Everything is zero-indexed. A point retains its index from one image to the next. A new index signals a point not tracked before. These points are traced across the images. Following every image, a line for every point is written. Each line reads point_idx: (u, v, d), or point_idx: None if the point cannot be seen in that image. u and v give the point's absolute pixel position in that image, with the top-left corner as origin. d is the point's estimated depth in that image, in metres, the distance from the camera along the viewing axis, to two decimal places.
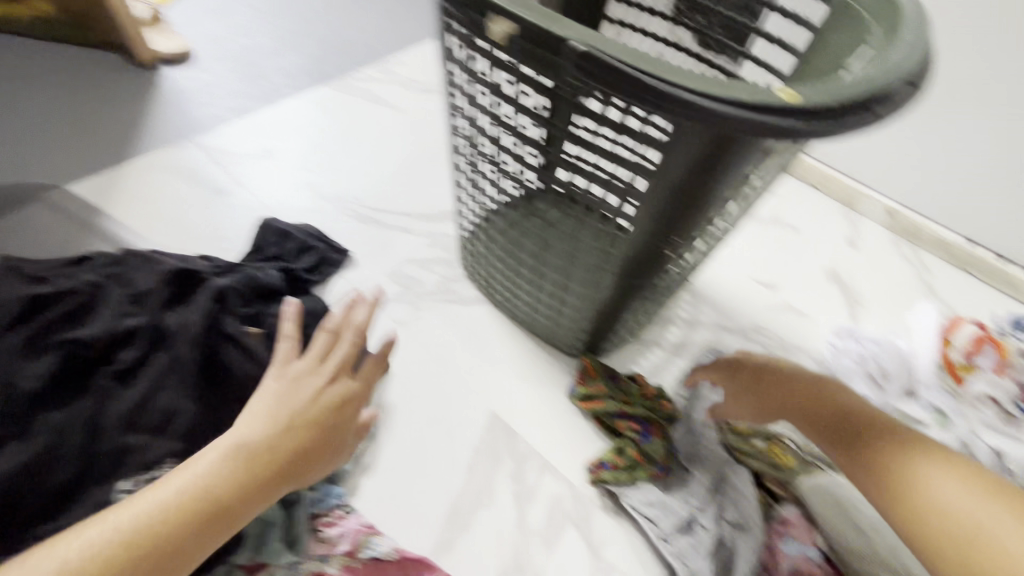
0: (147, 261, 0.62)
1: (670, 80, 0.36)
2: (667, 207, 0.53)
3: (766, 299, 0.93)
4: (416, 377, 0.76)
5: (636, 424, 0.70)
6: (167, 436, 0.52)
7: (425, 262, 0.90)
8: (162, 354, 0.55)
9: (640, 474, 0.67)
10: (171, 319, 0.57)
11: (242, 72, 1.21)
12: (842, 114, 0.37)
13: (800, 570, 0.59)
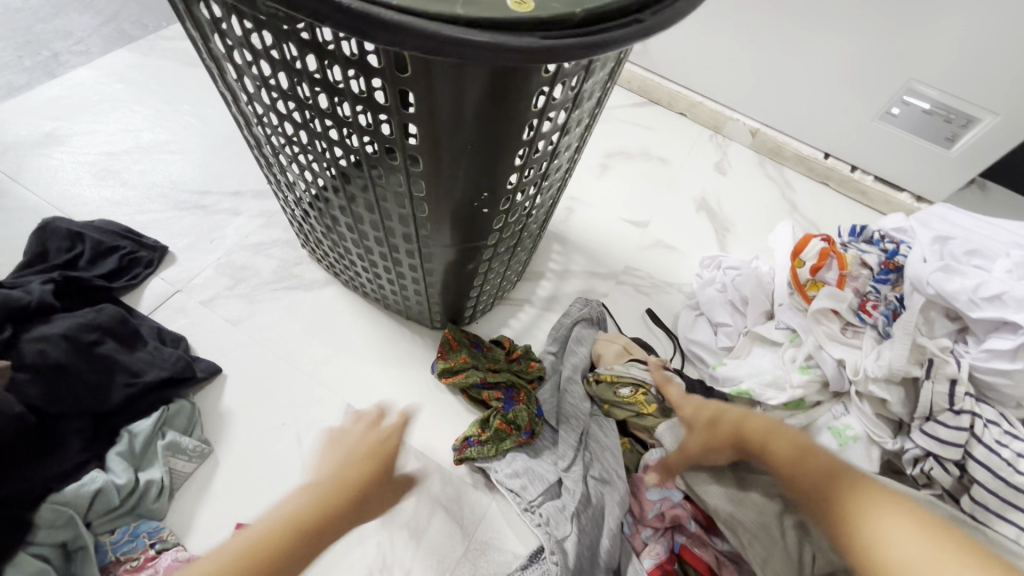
0: None
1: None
2: (461, 160, 0.44)
3: (637, 238, 0.91)
4: (256, 379, 0.67)
5: (500, 392, 0.66)
6: None
7: (260, 247, 0.79)
8: None
9: (506, 445, 0.63)
10: None
11: (11, 40, 0.99)
12: (598, 29, 0.30)
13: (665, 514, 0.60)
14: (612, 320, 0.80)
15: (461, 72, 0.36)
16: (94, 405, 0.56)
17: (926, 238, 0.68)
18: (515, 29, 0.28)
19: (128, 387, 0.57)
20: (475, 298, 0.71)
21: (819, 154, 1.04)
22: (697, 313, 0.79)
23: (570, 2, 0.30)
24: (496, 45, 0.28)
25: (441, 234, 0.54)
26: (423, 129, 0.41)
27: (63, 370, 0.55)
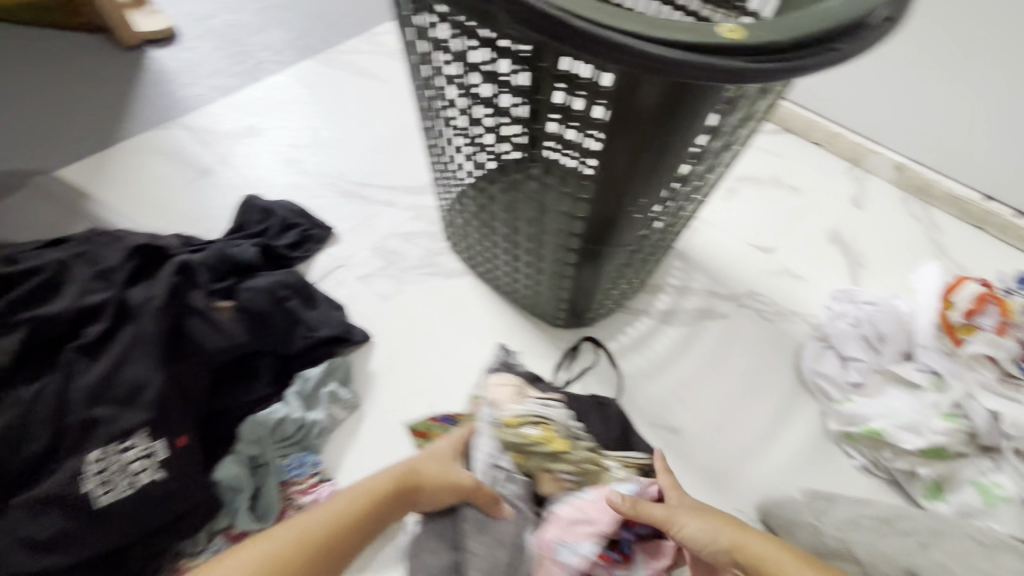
0: (116, 239, 0.58)
1: (604, 22, 0.33)
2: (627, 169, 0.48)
3: (761, 264, 0.90)
4: (400, 351, 0.76)
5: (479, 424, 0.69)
6: (137, 407, 0.49)
7: (409, 236, 0.89)
8: (129, 328, 0.51)
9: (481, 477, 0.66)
10: (136, 294, 0.53)
11: (227, 51, 1.20)
12: (797, 56, 0.34)
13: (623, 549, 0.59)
14: (730, 341, 0.80)
15: (649, 90, 0.41)
16: (280, 348, 0.66)
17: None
18: (726, 53, 0.33)
19: (305, 338, 0.68)
20: (602, 302, 0.75)
21: (976, 195, 0.96)
22: (824, 345, 0.77)
23: (776, 31, 0.33)
24: (708, 66, 0.32)
25: (592, 240, 0.58)
26: (604, 137, 0.46)
27: (262, 317, 0.66)
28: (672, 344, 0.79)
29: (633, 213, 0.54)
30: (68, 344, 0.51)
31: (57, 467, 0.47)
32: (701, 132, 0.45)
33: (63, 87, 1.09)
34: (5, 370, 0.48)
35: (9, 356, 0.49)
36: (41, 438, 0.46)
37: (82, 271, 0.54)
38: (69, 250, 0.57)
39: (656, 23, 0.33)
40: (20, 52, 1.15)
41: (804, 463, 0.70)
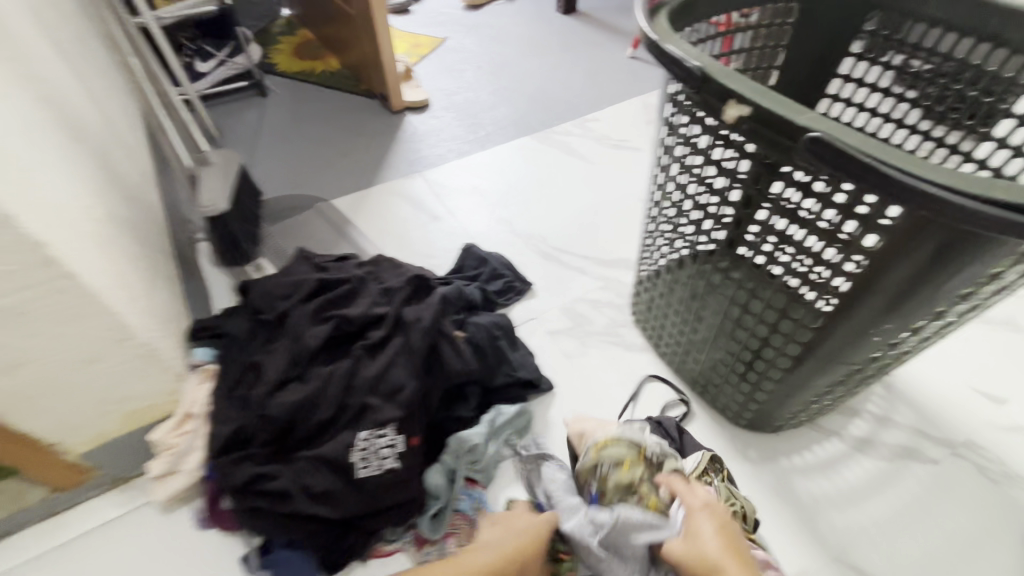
0: (394, 266, 0.74)
1: (907, 170, 0.37)
2: (880, 295, 0.50)
3: (987, 414, 0.79)
4: (578, 408, 0.81)
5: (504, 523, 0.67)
6: (395, 404, 0.60)
7: (597, 304, 0.97)
8: (399, 337, 0.64)
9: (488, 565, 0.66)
10: (409, 312, 0.66)
11: (465, 122, 1.45)
12: None
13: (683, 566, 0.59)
14: (940, 493, 0.72)
15: (929, 232, 0.43)
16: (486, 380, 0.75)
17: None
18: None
19: (508, 375, 0.77)
20: (793, 414, 0.73)
21: None
22: None
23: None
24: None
25: (815, 351, 0.59)
26: (867, 264, 0.48)
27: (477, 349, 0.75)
28: (865, 476, 0.73)
29: (874, 335, 0.54)
30: (356, 340, 0.65)
31: (335, 435, 0.59)
32: (980, 278, 0.45)
33: (345, 136, 1.40)
34: (315, 351, 0.63)
35: (321, 340, 0.63)
36: (330, 409, 0.59)
37: (373, 287, 0.69)
38: (362, 269, 0.73)
39: (972, 180, 0.36)
40: (322, 107, 1.52)
41: None
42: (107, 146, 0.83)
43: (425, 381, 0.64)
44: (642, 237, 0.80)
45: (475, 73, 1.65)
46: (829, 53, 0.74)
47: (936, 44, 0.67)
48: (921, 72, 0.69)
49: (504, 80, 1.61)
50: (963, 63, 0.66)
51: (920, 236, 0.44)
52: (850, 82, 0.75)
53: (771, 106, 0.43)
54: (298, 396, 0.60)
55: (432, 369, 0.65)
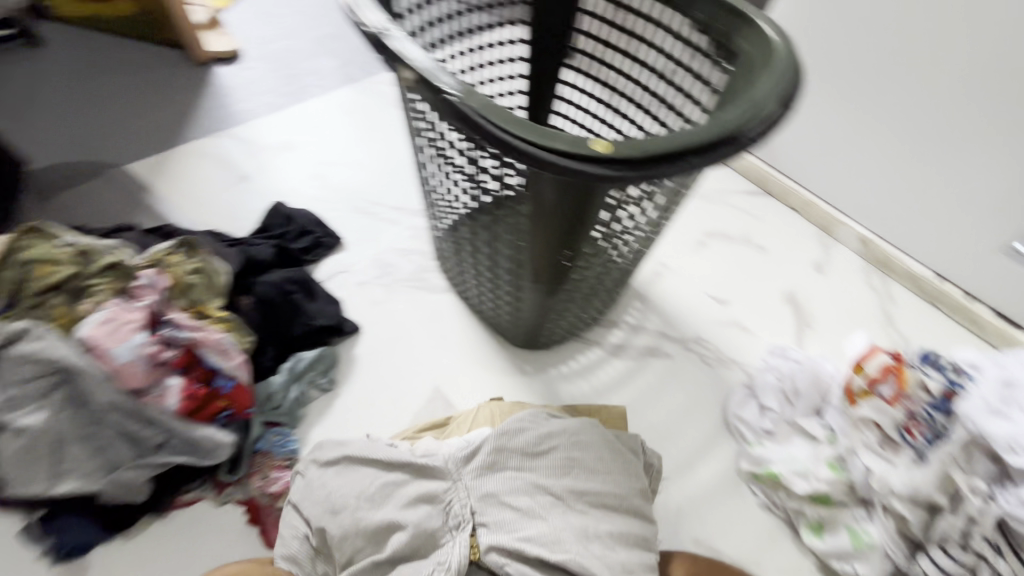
0: (240, 245, 0.89)
1: (497, 123, 0.46)
2: (545, 227, 0.61)
3: (715, 314, 1.01)
4: (379, 351, 0.90)
5: (187, 385, 0.63)
6: (232, 361, 0.66)
7: (406, 251, 1.03)
8: (251, 295, 0.83)
9: (109, 371, 0.59)
10: (268, 283, 0.83)
11: (279, 73, 1.36)
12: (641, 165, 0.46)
13: (137, 356, 0.60)
14: (670, 378, 0.91)
15: (549, 178, 0.53)
16: (285, 335, 0.83)
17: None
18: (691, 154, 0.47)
19: (305, 325, 0.84)
20: (557, 327, 0.87)
21: (932, 275, 1.05)
22: (748, 392, 0.86)
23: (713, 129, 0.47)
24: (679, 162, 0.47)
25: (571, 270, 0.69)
26: (530, 202, 0.59)
27: (276, 305, 0.83)
28: (616, 374, 0.91)
29: (563, 260, 0.67)
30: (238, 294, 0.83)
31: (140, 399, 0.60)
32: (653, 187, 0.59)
33: (136, 92, 1.27)
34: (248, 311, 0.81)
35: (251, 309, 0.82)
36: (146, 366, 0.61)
37: (242, 252, 0.86)
38: (221, 241, 0.87)
39: (640, 144, 0.45)
40: (104, 57, 1.33)
41: (711, 496, 0.79)
42: None
43: (274, 330, 0.83)
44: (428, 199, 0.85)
45: (293, 13, 1.51)
46: (553, 43, 0.87)
47: (632, 26, 0.80)
48: (615, 50, 0.83)
49: (325, 23, 1.50)
50: (645, 43, 0.79)
51: (546, 186, 0.55)
52: (582, 58, 0.88)
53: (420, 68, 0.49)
54: (131, 378, 0.59)
55: (283, 319, 0.83)
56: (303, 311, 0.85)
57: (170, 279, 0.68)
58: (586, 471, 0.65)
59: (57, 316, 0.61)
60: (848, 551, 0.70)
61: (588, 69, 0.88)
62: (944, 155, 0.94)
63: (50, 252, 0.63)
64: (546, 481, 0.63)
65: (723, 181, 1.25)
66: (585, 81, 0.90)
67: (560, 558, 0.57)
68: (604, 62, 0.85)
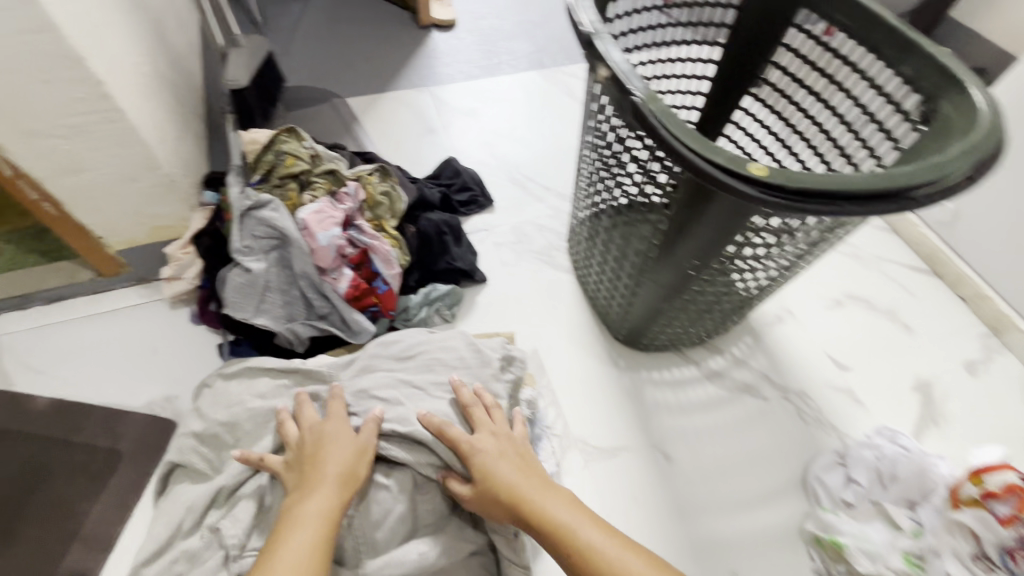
0: (417, 185, 1.05)
1: (670, 129, 0.53)
2: (682, 233, 0.67)
3: (829, 375, 0.96)
4: (498, 305, 1.01)
5: (357, 277, 0.80)
6: (391, 270, 0.82)
7: (544, 228, 1.13)
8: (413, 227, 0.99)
9: (311, 249, 0.76)
10: (429, 221, 0.99)
11: (481, 47, 1.53)
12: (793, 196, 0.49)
13: (333, 243, 0.77)
14: (757, 420, 0.90)
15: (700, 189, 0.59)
16: (429, 267, 0.98)
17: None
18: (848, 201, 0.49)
19: (446, 263, 0.98)
20: (661, 334, 0.91)
21: None
22: (839, 460, 0.82)
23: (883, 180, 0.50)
24: (838, 203, 0.50)
25: (697, 283, 0.74)
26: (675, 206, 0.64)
27: (429, 240, 0.98)
28: (704, 396, 0.92)
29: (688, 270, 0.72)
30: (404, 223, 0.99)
31: (325, 276, 0.78)
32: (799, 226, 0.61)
33: (369, 42, 1.52)
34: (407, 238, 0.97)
35: (411, 237, 0.97)
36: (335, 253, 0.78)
37: (416, 191, 1.02)
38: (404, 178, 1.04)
39: (802, 180, 0.49)
40: (354, 8, 1.60)
41: (765, 544, 0.79)
42: (161, 14, 0.96)
43: (422, 260, 0.98)
44: (579, 189, 0.93)
45: None
46: (743, 69, 0.88)
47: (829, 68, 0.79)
48: (807, 91, 0.82)
49: (533, 11, 1.64)
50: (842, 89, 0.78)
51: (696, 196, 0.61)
52: (764, 86, 0.88)
53: (618, 68, 0.57)
54: (323, 258, 0.77)
55: (431, 253, 0.98)
56: (448, 252, 0.99)
57: (366, 194, 0.85)
58: (446, 367, 0.69)
59: (288, 199, 0.80)
60: None
61: (773, 102, 0.88)
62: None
63: (297, 151, 0.83)
64: (410, 376, 0.68)
65: (886, 247, 1.16)
66: (768, 116, 0.89)
67: (409, 430, 0.62)
68: (788, 96, 0.85)
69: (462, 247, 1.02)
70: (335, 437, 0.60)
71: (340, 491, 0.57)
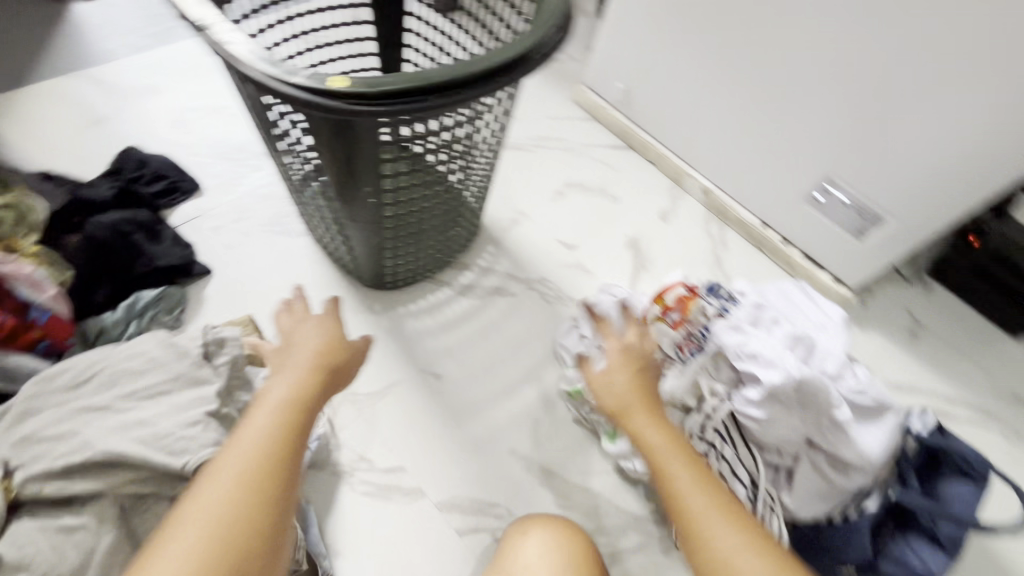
0: (79, 190, 0.91)
1: (247, 60, 0.52)
2: (340, 163, 0.68)
3: (561, 257, 1.10)
4: (230, 292, 0.93)
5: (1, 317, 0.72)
6: (45, 293, 0.76)
7: (266, 197, 1.05)
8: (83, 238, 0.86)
9: None
10: (102, 225, 0.86)
11: (144, 10, 1.30)
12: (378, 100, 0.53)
13: None
14: (510, 314, 1.00)
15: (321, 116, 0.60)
16: (123, 274, 0.86)
17: (838, 317, 0.77)
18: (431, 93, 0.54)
19: (145, 265, 0.88)
20: (397, 267, 0.93)
21: (757, 222, 1.18)
22: (573, 323, 0.96)
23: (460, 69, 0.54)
24: (428, 99, 0.54)
25: (388, 203, 0.76)
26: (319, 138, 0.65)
27: (111, 246, 0.86)
28: (459, 311, 0.99)
29: (370, 198, 0.74)
30: (72, 237, 0.86)
31: None
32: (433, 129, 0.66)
33: None
34: (79, 252, 0.84)
35: (83, 250, 0.85)
36: None
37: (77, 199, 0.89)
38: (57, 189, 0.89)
39: (383, 82, 0.51)
40: None
41: (531, 414, 0.89)
42: None
43: (111, 270, 0.86)
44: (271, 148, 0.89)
45: None
46: None
47: None
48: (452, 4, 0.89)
49: None
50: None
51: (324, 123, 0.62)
52: (418, 6, 0.93)
53: (186, 8, 0.54)
54: None
55: (119, 259, 0.87)
56: (141, 252, 0.88)
57: None
58: (133, 375, 0.64)
59: None
60: (628, 453, 0.81)
61: (432, 19, 0.93)
62: (763, 109, 1.05)
63: None
64: (92, 402, 0.62)
65: (589, 135, 1.33)
66: (432, 33, 0.94)
67: (85, 455, 0.56)
68: (440, 10, 0.91)
69: (162, 241, 0.92)
70: (305, 333, 0.66)
71: (319, 377, 0.61)
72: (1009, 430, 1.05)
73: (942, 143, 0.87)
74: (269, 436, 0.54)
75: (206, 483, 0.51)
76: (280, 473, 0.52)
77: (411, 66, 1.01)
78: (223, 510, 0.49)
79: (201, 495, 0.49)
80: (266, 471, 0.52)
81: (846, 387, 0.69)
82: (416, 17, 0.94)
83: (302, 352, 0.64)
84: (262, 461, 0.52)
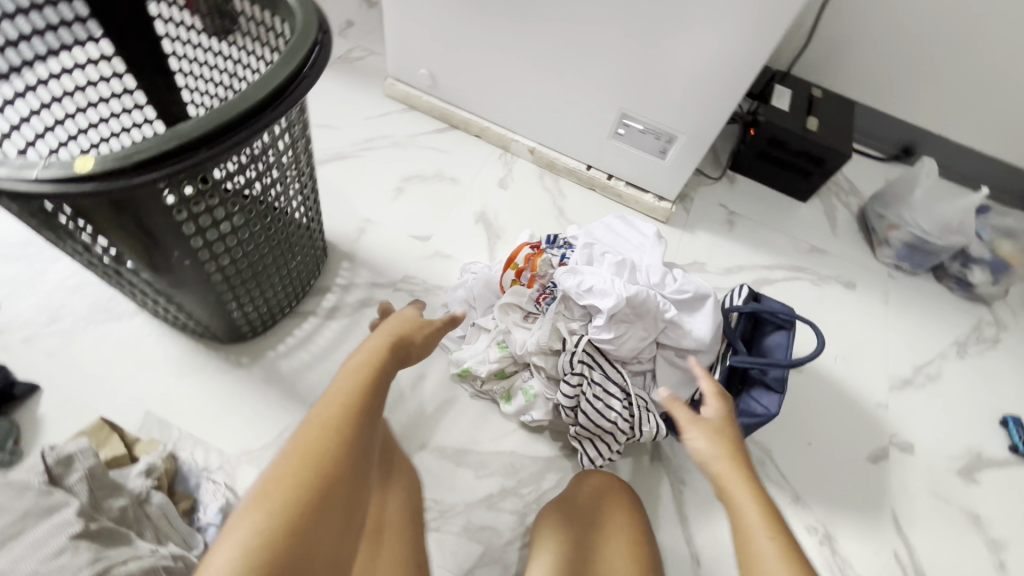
0: None
1: None
2: (136, 240, 0.65)
3: (418, 250, 1.13)
4: (69, 400, 0.84)
5: None
6: None
7: (77, 287, 0.95)
8: None
9: None
10: None
11: None
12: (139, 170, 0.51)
13: None
14: None
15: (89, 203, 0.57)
16: None
17: (652, 234, 0.90)
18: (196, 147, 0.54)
19: None
20: (249, 318, 0.91)
21: (583, 166, 1.30)
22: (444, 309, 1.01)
23: (220, 115, 0.55)
24: (197, 152, 0.54)
25: (208, 258, 0.74)
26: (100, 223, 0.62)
27: None
28: (332, 335, 0.99)
29: (185, 262, 0.72)
30: None
31: None
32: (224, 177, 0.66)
33: None
34: None
35: None
36: None
37: None
38: None
39: (139, 151, 0.51)
40: None
41: (430, 406, 0.93)
42: None
43: None
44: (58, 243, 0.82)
45: None
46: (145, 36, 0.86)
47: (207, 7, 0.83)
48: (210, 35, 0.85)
49: None
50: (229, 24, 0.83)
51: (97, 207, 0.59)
52: (177, 46, 0.88)
53: None
54: None
55: None
56: None
57: None
58: None
59: None
60: (523, 407, 0.88)
61: (197, 55, 0.88)
62: (551, 64, 1.13)
63: None
64: None
65: (412, 126, 1.35)
66: (202, 69, 0.90)
67: None
68: (201, 45, 0.86)
69: None
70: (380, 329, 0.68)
71: (372, 377, 0.57)
72: (816, 275, 1.28)
73: (695, 66, 1.00)
74: (324, 433, 0.48)
75: (265, 474, 0.45)
76: (341, 457, 0.47)
77: (194, 107, 0.96)
78: (275, 495, 0.43)
79: (252, 497, 0.44)
80: (328, 453, 0.47)
81: (670, 291, 0.82)
82: (179, 57, 0.90)
83: (382, 334, 0.66)
84: (317, 442, 0.47)
